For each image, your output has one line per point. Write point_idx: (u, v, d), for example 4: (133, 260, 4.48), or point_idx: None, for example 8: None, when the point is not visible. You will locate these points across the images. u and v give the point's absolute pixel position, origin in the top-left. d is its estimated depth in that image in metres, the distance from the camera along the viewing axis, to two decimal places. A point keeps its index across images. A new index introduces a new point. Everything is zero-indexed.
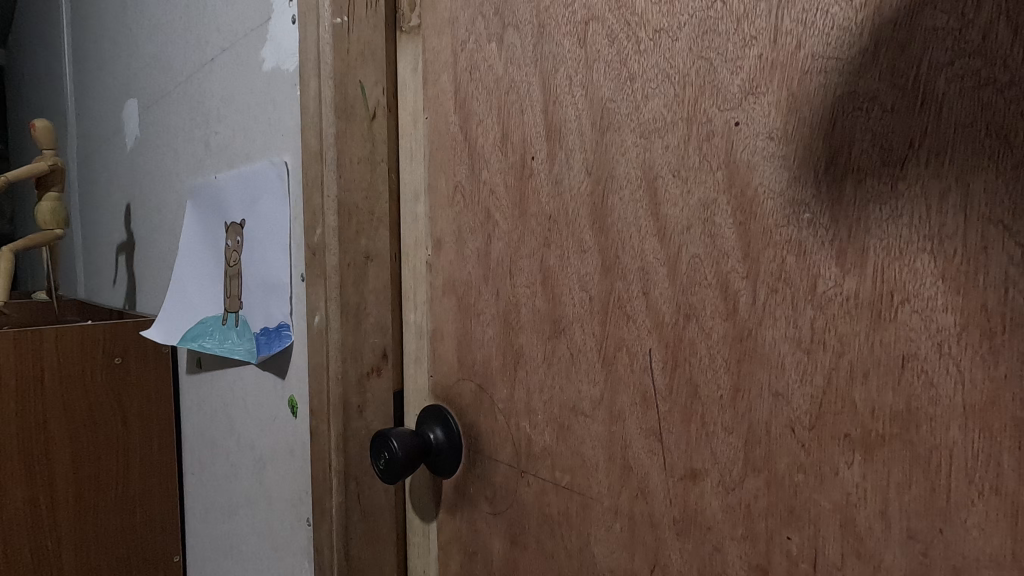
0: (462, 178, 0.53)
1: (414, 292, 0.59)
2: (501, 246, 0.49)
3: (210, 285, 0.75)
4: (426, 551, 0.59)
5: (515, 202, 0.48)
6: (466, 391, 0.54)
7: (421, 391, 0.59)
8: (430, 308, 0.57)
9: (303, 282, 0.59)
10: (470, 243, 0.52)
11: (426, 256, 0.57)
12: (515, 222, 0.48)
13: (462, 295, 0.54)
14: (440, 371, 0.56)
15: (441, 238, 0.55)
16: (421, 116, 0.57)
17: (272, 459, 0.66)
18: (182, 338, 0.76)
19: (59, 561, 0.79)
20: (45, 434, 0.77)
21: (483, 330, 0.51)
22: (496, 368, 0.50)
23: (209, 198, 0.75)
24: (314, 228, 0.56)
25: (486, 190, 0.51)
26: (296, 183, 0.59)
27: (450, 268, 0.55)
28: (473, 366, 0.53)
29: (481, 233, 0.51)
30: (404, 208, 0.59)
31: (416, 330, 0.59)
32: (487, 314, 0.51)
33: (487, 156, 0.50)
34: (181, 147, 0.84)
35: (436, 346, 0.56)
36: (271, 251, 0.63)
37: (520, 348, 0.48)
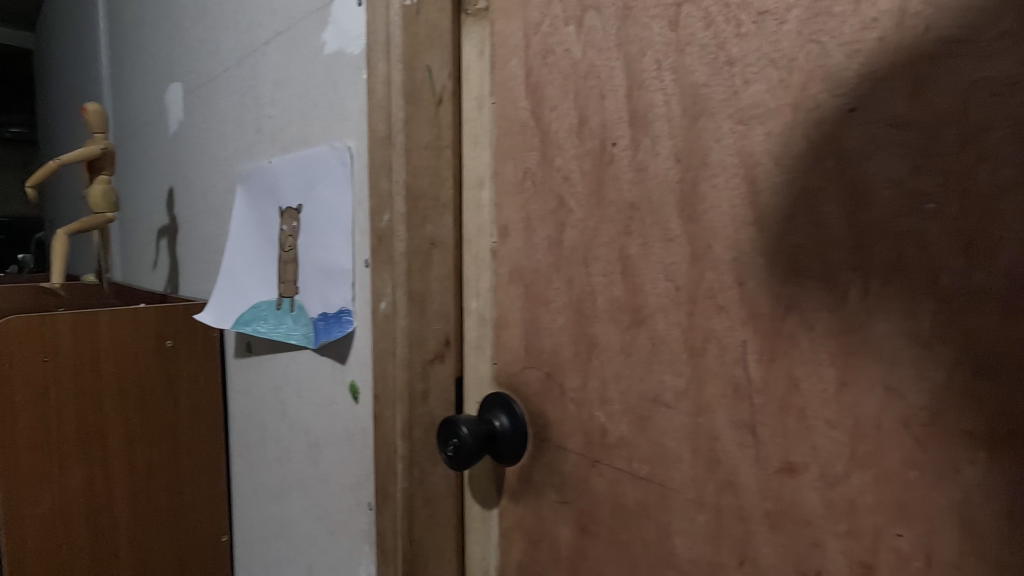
0: (532, 164, 0.52)
1: (477, 280, 0.58)
2: (574, 233, 0.48)
3: (262, 270, 0.75)
4: (486, 537, 0.59)
5: (592, 188, 0.47)
6: (532, 380, 0.53)
7: (483, 379, 0.58)
8: (494, 295, 0.57)
9: (367, 269, 0.58)
10: (540, 230, 0.52)
11: (490, 243, 0.57)
12: (590, 209, 0.47)
13: (530, 284, 0.53)
14: (504, 359, 0.56)
15: (508, 225, 0.55)
16: (488, 101, 0.56)
17: (328, 442, 0.66)
18: (235, 323, 0.76)
19: (115, 538, 0.80)
20: (101, 415, 0.78)
21: (553, 318, 0.51)
22: (567, 357, 0.50)
23: (262, 183, 0.75)
24: (380, 213, 0.55)
25: (559, 176, 0.50)
26: (360, 168, 0.58)
27: (517, 256, 0.54)
28: (541, 355, 0.52)
29: (552, 219, 0.50)
30: (467, 194, 0.58)
31: (478, 318, 0.59)
32: (558, 302, 0.50)
33: (561, 141, 0.49)
34: (229, 131, 0.84)
35: (500, 334, 0.56)
36: (331, 237, 0.62)
37: (594, 337, 0.47)
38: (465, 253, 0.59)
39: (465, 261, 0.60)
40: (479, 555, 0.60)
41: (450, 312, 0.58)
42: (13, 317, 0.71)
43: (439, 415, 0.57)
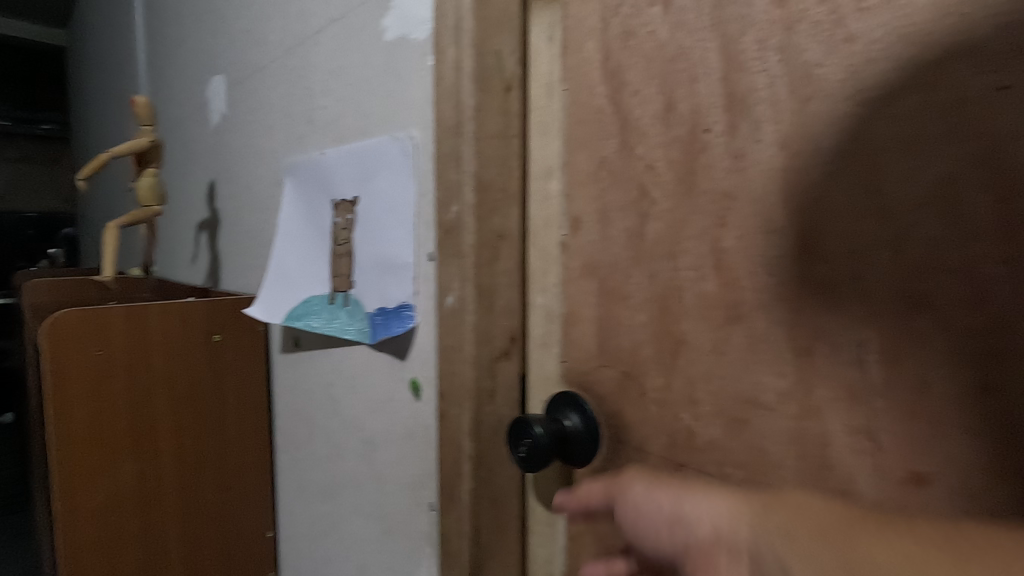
0: (610, 153, 0.49)
1: (544, 274, 0.56)
2: (659, 225, 0.46)
3: (314, 264, 0.74)
4: (551, 541, 0.57)
5: (681, 178, 0.44)
6: (607, 379, 0.51)
7: (550, 377, 0.56)
8: (563, 290, 0.55)
9: (431, 262, 0.56)
10: (618, 222, 0.49)
11: (560, 236, 0.55)
12: (679, 200, 0.45)
13: (605, 278, 0.51)
14: (574, 357, 0.54)
15: (580, 216, 0.53)
16: (560, 88, 0.54)
17: (385, 441, 0.65)
18: (286, 318, 0.75)
19: (165, 533, 0.80)
20: (152, 409, 0.78)
21: (632, 315, 0.48)
22: (648, 356, 0.48)
23: (312, 175, 0.74)
24: (447, 205, 0.53)
25: (641, 165, 0.47)
26: (424, 157, 0.56)
27: (590, 249, 0.52)
28: (617, 352, 0.50)
29: (632, 210, 0.48)
30: (534, 184, 0.56)
31: (544, 314, 0.56)
32: (638, 298, 0.48)
33: (644, 128, 0.47)
34: (276, 122, 0.83)
35: (570, 331, 0.54)
36: (390, 230, 0.61)
37: (681, 334, 0.45)
38: (531, 246, 0.57)
39: (530, 255, 0.57)
40: (543, 559, 0.58)
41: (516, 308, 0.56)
42: (68, 310, 0.70)
43: (506, 414, 0.55)
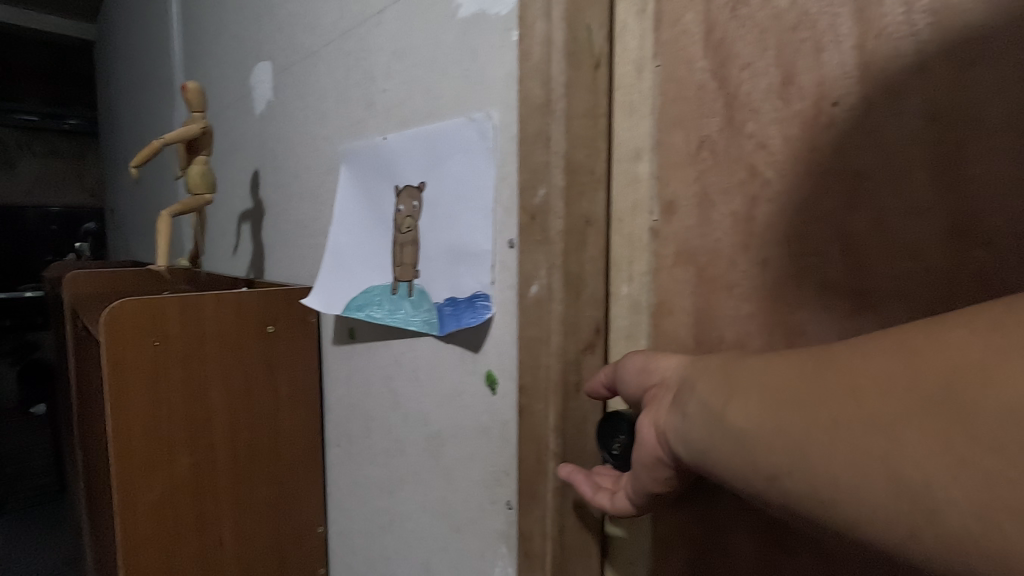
0: (713, 131, 0.46)
1: (630, 262, 0.53)
2: (771, 208, 0.43)
3: (374, 253, 0.71)
4: (636, 544, 0.53)
5: (800, 156, 0.41)
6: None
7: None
8: (653, 279, 0.51)
9: (512, 249, 0.54)
10: (721, 206, 0.46)
11: (649, 222, 0.51)
12: (797, 180, 0.41)
13: (704, 266, 0.48)
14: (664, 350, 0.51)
15: (675, 200, 0.49)
16: (651, 64, 0.50)
17: (454, 436, 0.62)
18: (346, 308, 0.73)
19: (220, 527, 0.79)
20: (207, 400, 0.77)
21: (737, 305, 0.45)
22: (755, 350, 0.44)
23: (372, 161, 0.72)
24: (533, 188, 0.50)
25: (752, 145, 0.43)
26: (507, 140, 0.53)
27: (686, 235, 0.49)
28: (718, 345, 0.47)
29: (739, 193, 0.45)
30: (620, 167, 0.53)
31: (629, 304, 0.53)
32: (742, 287, 0.45)
33: (755, 104, 0.43)
34: (331, 108, 0.80)
35: (659, 322, 0.51)
36: (464, 217, 0.58)
37: (798, 326, 0.42)
38: (615, 233, 0.54)
39: (613, 242, 0.54)
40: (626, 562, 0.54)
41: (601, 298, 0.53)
42: (126, 299, 0.69)
43: (591, 409, 0.52)
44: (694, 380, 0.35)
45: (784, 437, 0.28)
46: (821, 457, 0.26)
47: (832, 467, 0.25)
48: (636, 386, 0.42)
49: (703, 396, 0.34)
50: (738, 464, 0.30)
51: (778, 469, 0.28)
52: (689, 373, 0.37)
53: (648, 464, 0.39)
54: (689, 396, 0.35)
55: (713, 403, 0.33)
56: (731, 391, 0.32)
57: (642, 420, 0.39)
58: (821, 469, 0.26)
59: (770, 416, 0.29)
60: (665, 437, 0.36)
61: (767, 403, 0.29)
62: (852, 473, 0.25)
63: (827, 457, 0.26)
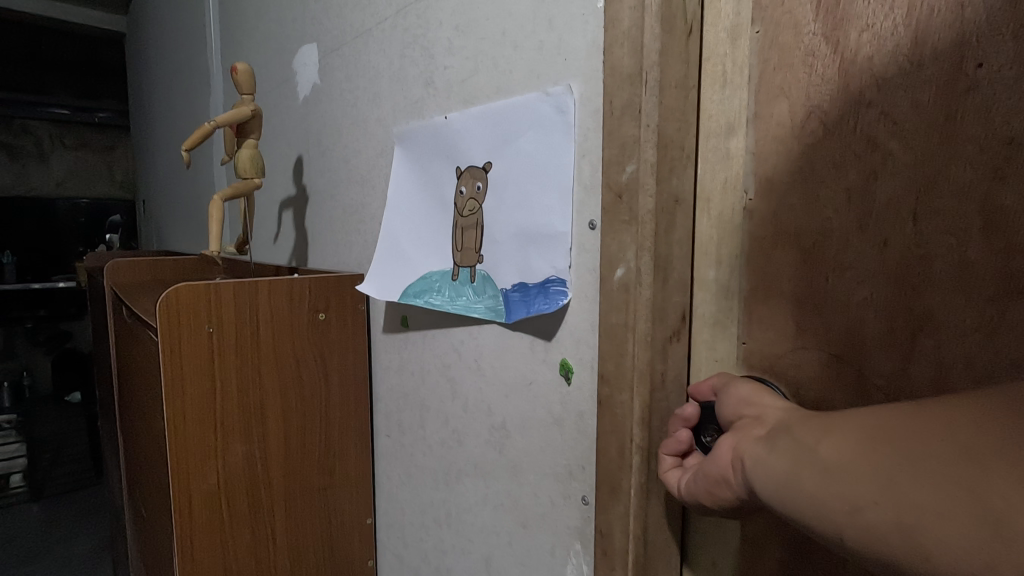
0: (824, 100, 0.42)
1: (719, 244, 0.49)
2: (895, 184, 0.39)
3: (433, 238, 0.69)
4: (720, 542, 0.50)
5: (933, 125, 0.37)
6: (806, 365, 0.44)
7: (720, 360, 0.50)
8: (747, 262, 0.48)
9: (594, 231, 0.51)
10: (831, 181, 0.42)
11: (742, 202, 0.48)
12: (929, 151, 0.37)
13: (809, 248, 0.44)
14: (758, 338, 0.48)
15: (773, 176, 0.45)
16: (749, 30, 0.46)
17: (523, 426, 0.60)
18: (402, 295, 0.71)
19: (271, 518, 0.77)
20: (260, 388, 0.75)
21: (849, 289, 0.41)
22: (871, 338, 0.40)
23: (431, 141, 0.69)
24: (621, 165, 0.47)
25: (872, 112, 0.39)
26: (591, 114, 0.50)
27: (787, 215, 0.45)
28: (823, 333, 0.43)
29: (854, 166, 0.41)
30: (709, 142, 0.49)
31: (719, 289, 0.50)
32: (855, 271, 0.41)
33: (877, 69, 0.39)
34: (385, 89, 0.78)
35: (752, 308, 0.48)
36: (539, 197, 0.55)
37: (927, 311, 0.38)
38: (700, 215, 0.50)
39: (699, 223, 0.50)
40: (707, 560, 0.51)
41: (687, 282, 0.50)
42: (181, 284, 0.67)
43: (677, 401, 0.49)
44: (787, 422, 0.35)
45: (870, 466, 0.28)
46: (905, 485, 0.27)
47: (918, 495, 0.26)
48: (731, 410, 0.42)
49: (788, 433, 0.34)
50: (815, 492, 0.30)
51: (858, 496, 0.28)
52: (775, 412, 0.38)
53: (714, 480, 0.40)
54: (775, 431, 0.35)
55: (797, 439, 0.33)
56: (816, 428, 0.33)
57: (725, 440, 0.39)
58: (903, 494, 0.27)
59: (859, 451, 0.29)
60: (743, 463, 0.36)
61: (861, 439, 0.30)
62: (934, 501, 0.25)
63: (914, 487, 0.26)
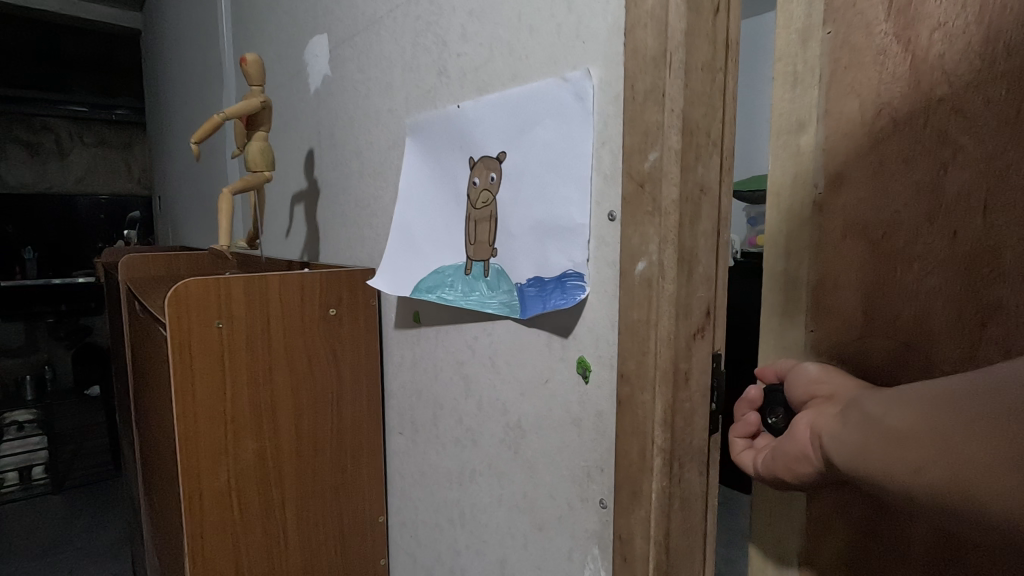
0: (895, 98, 0.41)
1: (790, 238, 0.48)
2: (965, 177, 0.37)
3: (446, 232, 0.67)
4: (785, 519, 0.50)
5: (1006, 118, 0.35)
6: (874, 352, 0.43)
7: (789, 348, 0.49)
8: (814, 254, 0.47)
9: (614, 223, 0.48)
10: (901, 175, 0.41)
11: (810, 196, 0.46)
12: (1001, 145, 0.36)
13: (877, 239, 0.42)
14: (827, 327, 0.46)
15: (846, 172, 0.44)
16: (819, 32, 0.45)
17: (538, 424, 0.58)
18: (414, 290, 0.69)
19: (283, 516, 0.76)
20: (271, 384, 0.74)
21: (917, 279, 0.40)
22: (939, 328, 0.39)
23: (445, 132, 0.67)
24: (645, 153, 0.45)
25: (943, 108, 0.38)
26: (611, 100, 0.48)
27: (856, 208, 0.43)
28: (891, 323, 0.42)
29: (923, 161, 0.39)
30: (782, 139, 0.48)
31: (785, 279, 0.49)
32: (923, 260, 0.40)
33: (947, 67, 0.38)
34: (397, 78, 0.76)
35: (821, 298, 0.46)
36: (556, 187, 0.53)
37: (996, 301, 0.37)
38: (769, 204, 0.49)
39: (768, 213, 0.50)
40: (772, 539, 0.51)
41: (712, 275, 0.48)
42: (190, 279, 0.66)
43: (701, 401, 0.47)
44: (856, 396, 0.34)
45: (931, 430, 0.27)
46: (962, 445, 0.26)
47: (974, 456, 0.25)
48: (803, 390, 0.43)
49: (857, 405, 0.33)
50: (877, 461, 0.30)
51: (921, 460, 0.28)
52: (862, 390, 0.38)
53: (792, 457, 0.40)
54: (846, 405, 0.35)
55: (863, 411, 0.32)
56: (882, 396, 0.32)
57: (802, 418, 0.40)
58: (963, 455, 0.26)
59: (917, 413, 0.29)
60: (819, 439, 0.36)
61: (919, 404, 0.29)
62: (997, 458, 0.25)
63: (968, 448, 0.26)
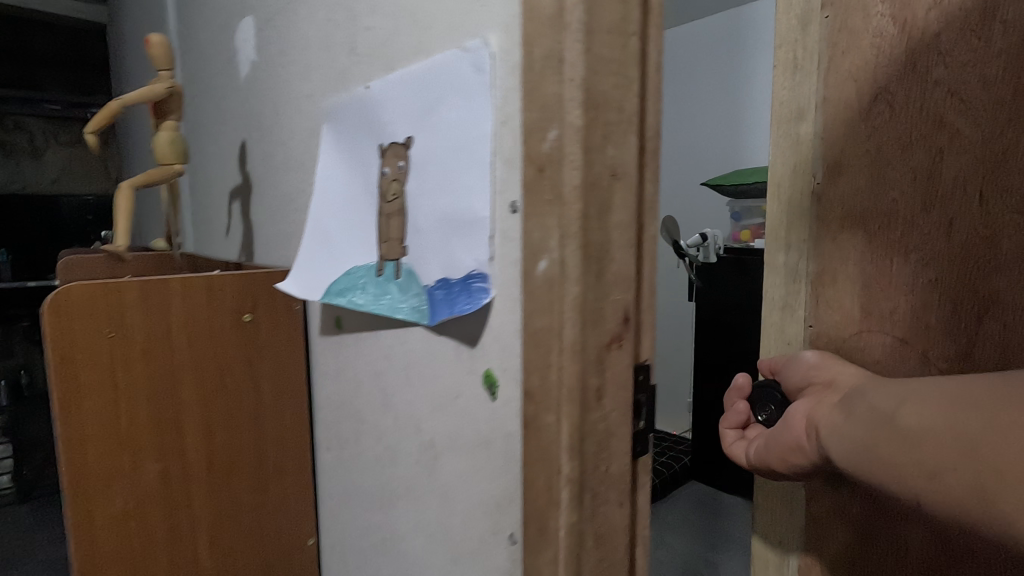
0: (891, 83, 0.42)
1: (789, 230, 0.50)
2: (962, 162, 0.39)
3: (359, 229, 0.60)
4: (788, 516, 0.52)
5: (1000, 102, 0.37)
6: (873, 344, 0.44)
7: (790, 344, 0.50)
8: (815, 246, 0.48)
9: (516, 215, 0.41)
10: (897, 164, 0.43)
11: (812, 185, 0.48)
12: (993, 129, 0.38)
13: (875, 230, 0.44)
14: (828, 321, 0.48)
15: (844, 161, 0.45)
16: (818, 16, 0.47)
17: (450, 444, 0.51)
18: (325, 294, 0.61)
19: (194, 542, 0.69)
20: (176, 399, 0.67)
21: (913, 270, 0.42)
22: (938, 309, 0.41)
23: (358, 116, 0.59)
24: (543, 130, 0.38)
25: (941, 92, 0.40)
26: (509, 70, 0.41)
27: (854, 198, 0.45)
28: (887, 314, 0.44)
29: (921, 147, 0.41)
30: (783, 129, 0.49)
31: (787, 272, 0.50)
32: (920, 251, 0.42)
33: (943, 47, 0.40)
34: (313, 59, 0.69)
35: (822, 289, 0.48)
36: (459, 174, 0.46)
37: (992, 293, 0.39)
38: (772, 197, 0.51)
39: (770, 206, 0.51)
40: (773, 539, 0.53)
41: (625, 272, 0.40)
42: (73, 283, 0.59)
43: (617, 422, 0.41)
44: (867, 390, 0.37)
45: (953, 436, 0.29)
46: (943, 445, 0.30)
47: (946, 460, 0.29)
48: (799, 377, 0.46)
49: (866, 399, 0.36)
50: (891, 458, 0.33)
51: (938, 464, 0.30)
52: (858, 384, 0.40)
53: (789, 447, 0.43)
54: (848, 398, 0.39)
55: (873, 404, 0.36)
56: (898, 398, 0.34)
57: (799, 408, 0.43)
58: (986, 457, 0.28)
59: (927, 418, 0.32)
60: (817, 429, 0.40)
61: (940, 411, 0.31)
62: (967, 463, 0.28)
63: (943, 451, 0.30)
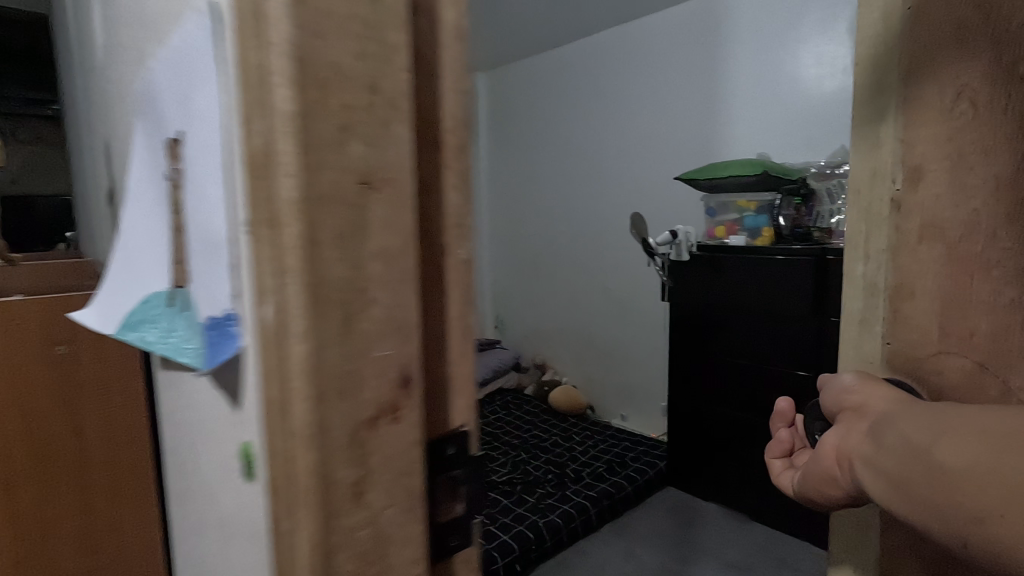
0: (965, 121, 0.53)
1: (869, 239, 0.63)
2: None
3: (156, 246, 0.48)
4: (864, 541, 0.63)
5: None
6: (948, 373, 0.56)
7: (872, 360, 0.63)
8: (893, 256, 0.60)
9: (252, 239, 0.30)
10: (971, 197, 0.53)
11: (891, 191, 0.60)
12: None
13: (950, 242, 0.55)
14: (904, 333, 0.59)
15: (923, 167, 0.57)
16: (897, 79, 0.59)
17: (236, 529, 0.39)
18: (121, 326, 0.49)
19: None
20: None
21: (989, 283, 0.53)
22: (1000, 327, 0.52)
23: (149, 107, 0.48)
24: (252, 120, 0.27)
25: (1002, 140, 0.51)
26: (228, 36, 0.30)
27: (932, 211, 0.56)
28: (967, 327, 0.54)
29: (990, 172, 0.52)
30: (878, 156, 0.61)
31: (868, 285, 0.63)
32: (1004, 270, 0.52)
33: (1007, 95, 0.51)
34: (126, 44, 0.58)
35: (901, 300, 0.60)
36: (206, 178, 0.35)
37: None
38: (853, 205, 0.64)
39: (850, 215, 0.65)
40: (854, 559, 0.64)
41: (397, 314, 0.30)
42: None
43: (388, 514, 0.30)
44: (894, 419, 0.45)
45: (999, 473, 0.36)
46: (974, 482, 0.37)
47: (984, 493, 0.36)
48: (834, 400, 0.54)
49: (897, 428, 0.44)
50: (930, 495, 0.39)
51: (982, 509, 0.36)
52: (885, 408, 0.48)
53: (823, 479, 0.52)
54: (876, 427, 0.47)
55: (908, 433, 0.43)
56: (932, 429, 0.41)
57: (829, 436, 0.51)
58: None
59: (965, 449, 0.38)
60: (849, 460, 0.49)
61: (984, 447, 0.37)
62: (1008, 490, 0.35)
63: (977, 488, 0.37)
